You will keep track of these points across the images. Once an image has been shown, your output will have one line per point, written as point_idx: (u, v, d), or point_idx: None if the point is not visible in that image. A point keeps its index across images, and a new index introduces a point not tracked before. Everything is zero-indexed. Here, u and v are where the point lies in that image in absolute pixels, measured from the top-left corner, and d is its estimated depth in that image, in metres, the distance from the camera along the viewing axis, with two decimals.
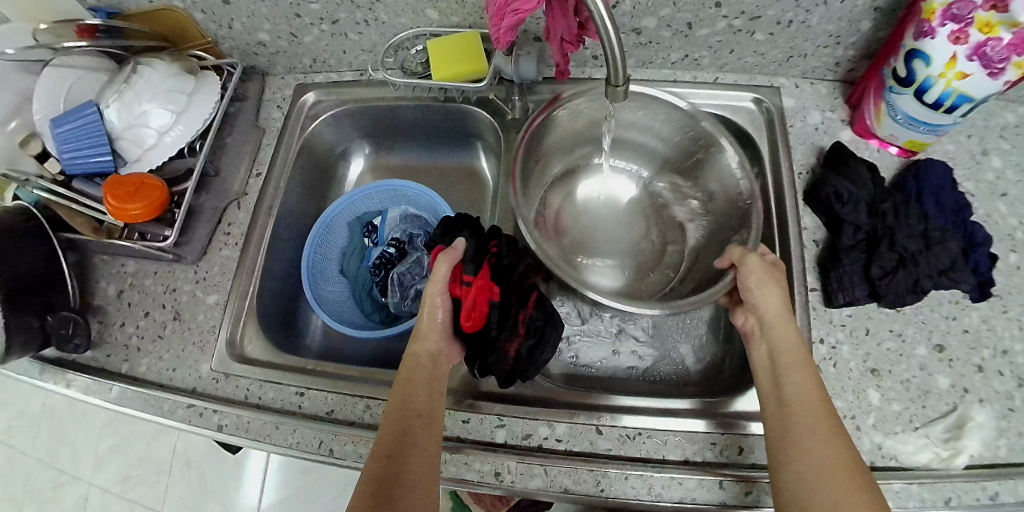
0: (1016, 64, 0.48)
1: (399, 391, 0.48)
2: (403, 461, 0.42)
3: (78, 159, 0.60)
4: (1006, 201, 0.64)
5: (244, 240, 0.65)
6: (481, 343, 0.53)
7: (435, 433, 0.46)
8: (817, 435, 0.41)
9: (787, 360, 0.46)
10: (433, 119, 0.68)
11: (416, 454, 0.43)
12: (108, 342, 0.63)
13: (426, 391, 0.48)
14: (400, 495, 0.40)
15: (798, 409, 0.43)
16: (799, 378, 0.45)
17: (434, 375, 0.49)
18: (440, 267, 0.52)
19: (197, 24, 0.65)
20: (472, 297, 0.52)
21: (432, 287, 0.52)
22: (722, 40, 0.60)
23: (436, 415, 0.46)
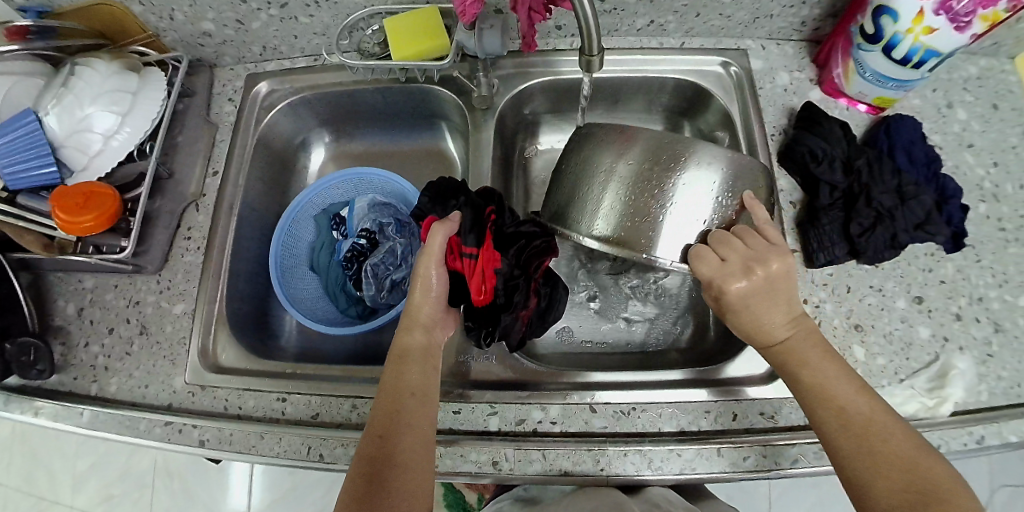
0: (982, 18, 0.48)
1: (392, 370, 0.47)
2: (396, 445, 0.41)
3: (18, 172, 0.55)
4: (973, 152, 0.65)
5: (208, 244, 0.61)
6: (485, 312, 0.52)
7: (429, 411, 0.45)
8: (855, 436, 0.39)
9: (792, 365, 0.43)
10: (393, 101, 0.66)
11: (409, 435, 0.42)
12: (73, 364, 0.60)
13: (419, 370, 0.47)
14: (391, 478, 0.39)
15: (828, 415, 0.41)
16: (817, 380, 0.42)
17: (427, 353, 0.48)
18: (436, 238, 0.50)
19: (136, 17, 0.61)
20: (477, 267, 0.51)
21: (425, 261, 0.50)
22: (688, 4, 0.58)
23: (430, 394, 0.45)
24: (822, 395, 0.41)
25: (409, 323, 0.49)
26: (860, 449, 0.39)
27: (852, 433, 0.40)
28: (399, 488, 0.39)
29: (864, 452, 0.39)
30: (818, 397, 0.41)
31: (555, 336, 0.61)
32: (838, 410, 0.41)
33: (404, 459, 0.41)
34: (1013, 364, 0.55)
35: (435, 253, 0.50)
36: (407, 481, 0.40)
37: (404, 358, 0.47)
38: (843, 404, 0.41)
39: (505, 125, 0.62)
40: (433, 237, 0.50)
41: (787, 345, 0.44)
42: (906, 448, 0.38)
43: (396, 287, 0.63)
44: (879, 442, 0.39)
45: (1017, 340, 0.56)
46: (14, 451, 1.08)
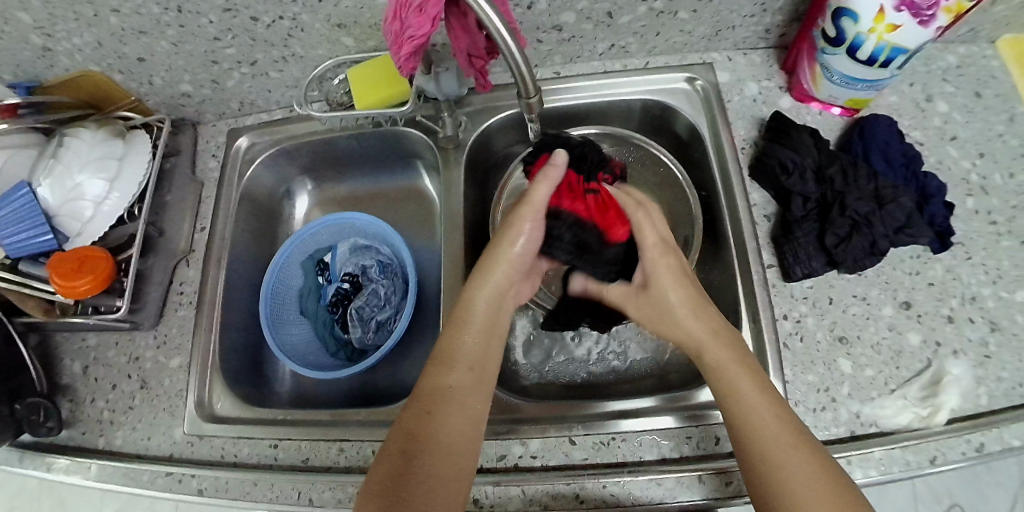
0: (946, 9, 0.46)
1: (448, 336, 0.48)
2: (440, 422, 0.42)
3: (19, 241, 0.58)
4: (957, 144, 0.64)
5: (199, 298, 0.64)
6: (592, 264, 0.55)
7: (479, 391, 0.46)
8: (766, 442, 0.40)
9: (709, 350, 0.46)
10: (369, 145, 0.67)
11: (450, 419, 0.43)
12: (81, 419, 0.63)
13: (479, 341, 0.48)
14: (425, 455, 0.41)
15: (748, 421, 0.41)
16: (735, 382, 0.43)
17: (490, 322, 0.49)
18: (540, 189, 0.50)
19: (119, 84, 0.64)
20: (601, 217, 0.54)
21: (525, 210, 0.50)
22: (646, 25, 0.58)
23: (479, 385, 0.46)
24: (737, 400, 0.43)
25: (470, 294, 0.50)
26: (771, 457, 0.39)
27: (764, 440, 0.40)
28: (430, 472, 0.40)
29: (774, 461, 0.39)
30: (732, 398, 0.43)
31: (541, 365, 0.62)
32: (752, 414, 0.42)
33: (447, 446, 0.42)
34: (1013, 363, 0.54)
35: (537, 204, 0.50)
36: (448, 465, 0.41)
37: (456, 335, 0.48)
38: (761, 406, 0.42)
39: (476, 161, 0.63)
40: (539, 189, 0.49)
41: (715, 346, 0.46)
42: (813, 456, 0.39)
43: (381, 328, 0.64)
44: (790, 453, 0.39)
45: (1016, 339, 0.54)
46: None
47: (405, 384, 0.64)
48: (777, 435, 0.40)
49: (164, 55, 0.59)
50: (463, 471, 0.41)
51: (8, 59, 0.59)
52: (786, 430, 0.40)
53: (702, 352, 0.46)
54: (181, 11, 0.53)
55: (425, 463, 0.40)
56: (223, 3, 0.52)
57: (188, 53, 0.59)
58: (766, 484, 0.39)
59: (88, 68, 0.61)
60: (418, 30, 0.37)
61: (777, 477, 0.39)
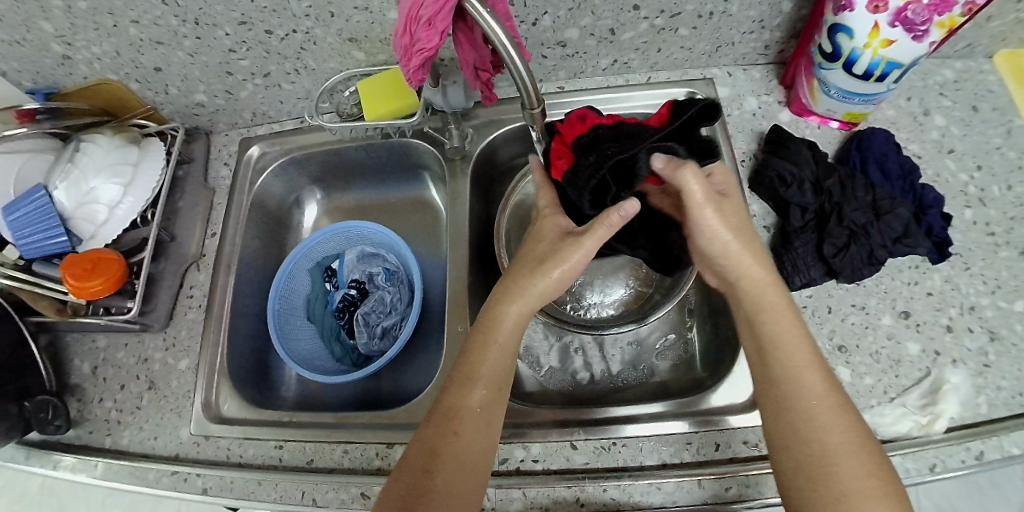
0: (938, 24, 0.48)
1: (471, 352, 0.48)
2: (461, 440, 0.43)
3: (34, 243, 0.60)
4: (954, 157, 0.65)
5: (208, 301, 0.65)
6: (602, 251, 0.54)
7: (496, 407, 0.46)
8: (819, 419, 0.41)
9: (768, 321, 0.46)
10: (377, 156, 0.69)
11: (470, 436, 0.43)
12: (88, 419, 0.63)
13: (498, 358, 0.47)
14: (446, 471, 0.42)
15: (799, 393, 0.42)
16: (793, 354, 0.44)
17: (508, 342, 0.48)
18: (597, 234, 0.47)
19: (135, 93, 0.66)
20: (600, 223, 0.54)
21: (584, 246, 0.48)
22: (647, 41, 0.60)
23: (497, 404, 0.46)
24: (792, 372, 0.43)
25: (495, 319, 0.48)
26: (821, 433, 0.40)
27: (817, 419, 0.41)
28: (448, 484, 0.41)
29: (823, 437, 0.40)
30: (791, 373, 0.43)
31: (542, 372, 0.62)
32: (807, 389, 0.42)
33: (465, 460, 0.42)
34: (1013, 373, 0.54)
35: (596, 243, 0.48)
36: (461, 478, 0.42)
37: (480, 358, 0.47)
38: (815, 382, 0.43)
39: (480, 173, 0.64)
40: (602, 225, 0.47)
41: (778, 315, 0.46)
42: (863, 440, 0.40)
43: (386, 334, 0.66)
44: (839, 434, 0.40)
45: (1015, 349, 0.55)
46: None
47: (408, 388, 0.64)
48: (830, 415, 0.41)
49: (180, 66, 0.61)
50: (476, 483, 0.42)
51: (29, 66, 0.61)
52: (839, 408, 0.41)
53: (759, 315, 0.46)
54: (198, 23, 0.55)
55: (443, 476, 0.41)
56: (239, 16, 0.54)
57: (204, 64, 0.61)
58: (806, 457, 0.40)
59: (106, 76, 0.63)
60: (427, 44, 0.39)
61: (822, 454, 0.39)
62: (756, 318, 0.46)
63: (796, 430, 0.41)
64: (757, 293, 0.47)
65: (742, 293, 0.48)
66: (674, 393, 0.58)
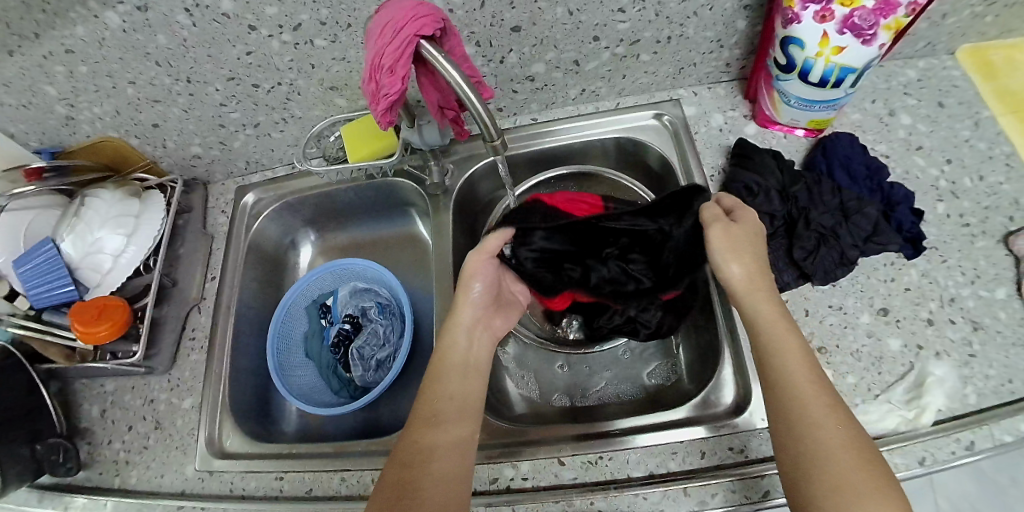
0: (886, 27, 0.50)
1: (431, 381, 0.50)
2: (432, 458, 0.45)
3: (42, 291, 0.63)
4: (922, 153, 0.66)
5: (211, 340, 0.68)
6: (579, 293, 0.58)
7: (465, 427, 0.48)
8: (814, 419, 0.42)
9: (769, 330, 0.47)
10: (365, 196, 0.73)
11: (447, 435, 0.46)
12: (97, 460, 0.66)
13: (460, 380, 0.50)
14: (422, 487, 0.43)
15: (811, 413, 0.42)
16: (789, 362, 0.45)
17: (468, 368, 0.52)
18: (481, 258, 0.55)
19: (136, 148, 0.70)
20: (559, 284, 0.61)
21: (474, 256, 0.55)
22: (611, 68, 0.63)
23: (468, 411, 0.48)
24: (799, 395, 0.43)
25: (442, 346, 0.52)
26: (831, 453, 0.40)
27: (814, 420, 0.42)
28: (433, 481, 0.43)
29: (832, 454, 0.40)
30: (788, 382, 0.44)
31: (533, 394, 0.64)
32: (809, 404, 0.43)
33: (436, 475, 0.44)
34: (999, 361, 0.55)
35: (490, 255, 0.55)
36: (439, 477, 0.43)
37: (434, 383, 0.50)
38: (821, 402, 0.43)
39: (463, 208, 0.67)
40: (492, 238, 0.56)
41: (779, 338, 0.46)
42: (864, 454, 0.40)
43: (381, 366, 0.67)
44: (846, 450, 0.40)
45: (999, 337, 0.56)
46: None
47: (405, 414, 0.66)
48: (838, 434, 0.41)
49: (177, 121, 0.65)
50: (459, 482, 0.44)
51: (35, 129, 0.65)
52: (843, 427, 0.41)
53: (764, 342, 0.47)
54: (191, 81, 0.59)
55: (427, 476, 0.43)
56: (228, 72, 0.58)
57: (198, 118, 0.65)
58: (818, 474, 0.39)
59: (108, 134, 0.67)
60: (391, 89, 0.42)
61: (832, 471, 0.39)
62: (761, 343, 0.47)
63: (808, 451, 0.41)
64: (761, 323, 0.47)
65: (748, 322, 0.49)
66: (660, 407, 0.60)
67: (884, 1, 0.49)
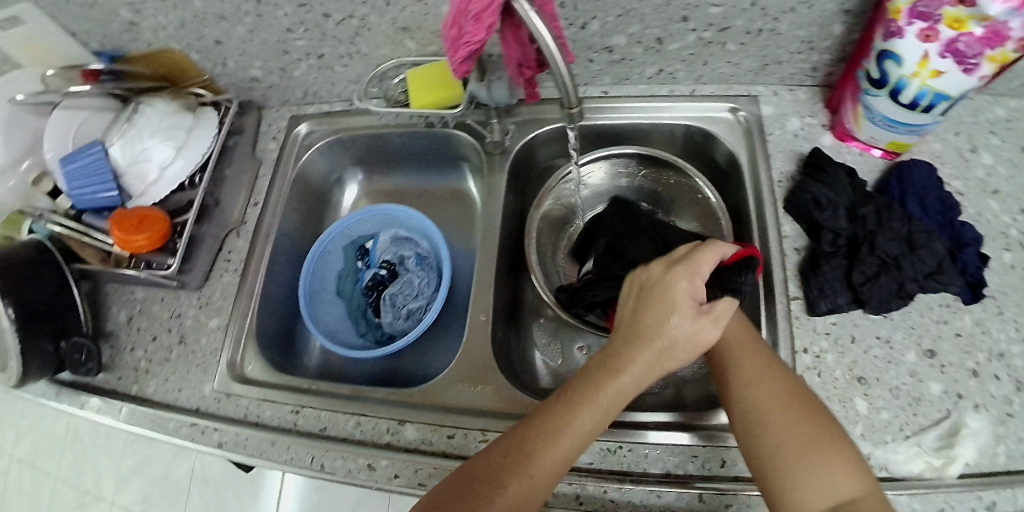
0: (990, 59, 0.46)
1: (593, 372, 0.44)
2: (540, 453, 0.40)
3: (86, 193, 0.63)
4: (998, 198, 0.62)
5: (245, 265, 0.68)
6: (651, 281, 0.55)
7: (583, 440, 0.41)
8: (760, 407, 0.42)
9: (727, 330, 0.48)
10: (420, 144, 0.71)
11: (543, 474, 0.40)
12: (118, 365, 0.67)
13: (612, 392, 0.42)
14: (507, 476, 0.39)
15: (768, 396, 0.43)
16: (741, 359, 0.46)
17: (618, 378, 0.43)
18: (678, 281, 0.45)
19: (195, 63, 0.68)
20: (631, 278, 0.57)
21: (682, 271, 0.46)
22: (694, 53, 0.60)
23: (578, 448, 0.41)
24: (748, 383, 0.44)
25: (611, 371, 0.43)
26: (771, 437, 0.41)
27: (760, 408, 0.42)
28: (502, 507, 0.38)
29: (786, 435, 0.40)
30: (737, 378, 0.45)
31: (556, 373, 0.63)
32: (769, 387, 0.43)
33: (534, 469, 0.40)
34: None
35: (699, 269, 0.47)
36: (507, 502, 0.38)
37: (597, 394, 0.42)
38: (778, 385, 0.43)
39: (517, 171, 0.66)
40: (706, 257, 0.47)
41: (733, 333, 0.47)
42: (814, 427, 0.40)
43: (411, 316, 0.67)
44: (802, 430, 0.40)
45: None
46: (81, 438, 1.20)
47: (424, 370, 0.66)
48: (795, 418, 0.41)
49: (240, 40, 0.64)
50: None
51: (96, 29, 0.64)
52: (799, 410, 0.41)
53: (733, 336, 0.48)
54: (261, 2, 0.57)
55: (500, 497, 0.38)
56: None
57: (261, 41, 0.63)
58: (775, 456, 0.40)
59: (168, 45, 0.66)
60: (474, 37, 0.40)
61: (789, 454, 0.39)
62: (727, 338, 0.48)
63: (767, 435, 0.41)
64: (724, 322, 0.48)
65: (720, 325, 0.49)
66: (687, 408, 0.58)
67: (994, 31, 0.44)
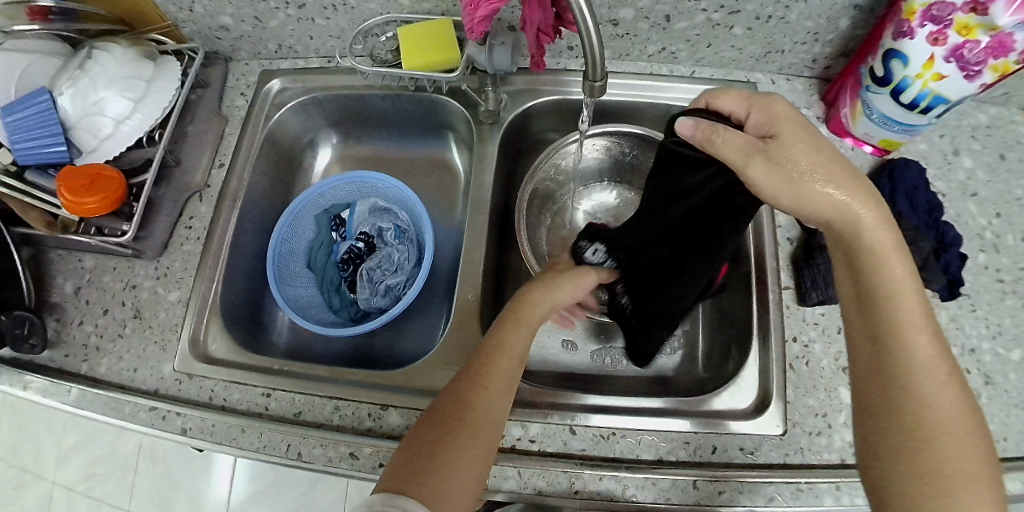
0: (992, 68, 0.48)
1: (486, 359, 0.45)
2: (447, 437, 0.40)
3: (30, 148, 0.56)
4: (976, 201, 0.64)
5: (206, 238, 0.63)
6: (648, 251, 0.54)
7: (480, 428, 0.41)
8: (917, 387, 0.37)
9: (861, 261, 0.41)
10: (403, 108, 0.68)
11: (498, 391, 0.43)
12: (65, 341, 0.60)
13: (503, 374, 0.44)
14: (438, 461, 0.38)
15: (923, 379, 0.37)
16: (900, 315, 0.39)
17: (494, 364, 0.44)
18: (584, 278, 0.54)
19: (157, 7, 0.62)
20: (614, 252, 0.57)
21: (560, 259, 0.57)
22: (700, 33, 0.60)
23: (517, 361, 0.45)
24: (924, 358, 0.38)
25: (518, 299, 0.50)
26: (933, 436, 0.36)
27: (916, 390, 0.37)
28: (459, 455, 0.39)
29: (950, 449, 0.35)
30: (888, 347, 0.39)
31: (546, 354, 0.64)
32: (912, 366, 0.38)
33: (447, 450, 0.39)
34: (1000, 417, 0.55)
35: (745, 110, 0.44)
36: (471, 451, 0.39)
37: (511, 326, 0.47)
38: (931, 363, 0.38)
39: (508, 141, 0.65)
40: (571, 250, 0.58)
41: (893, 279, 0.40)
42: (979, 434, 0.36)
43: (389, 292, 0.65)
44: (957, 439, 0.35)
45: (1007, 396, 0.56)
46: (5, 417, 1.07)
47: (402, 351, 0.64)
48: (963, 413, 0.36)
49: None
50: (483, 467, 0.40)
51: None
52: (959, 407, 0.37)
53: (859, 254, 0.41)
54: None
55: (463, 439, 0.40)
56: None
57: None
58: (913, 439, 0.36)
59: None
60: None
61: (935, 465, 0.35)
62: (857, 258, 0.41)
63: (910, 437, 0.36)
64: (783, 196, 0.40)
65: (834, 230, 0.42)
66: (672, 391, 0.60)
67: (1001, 42, 0.46)
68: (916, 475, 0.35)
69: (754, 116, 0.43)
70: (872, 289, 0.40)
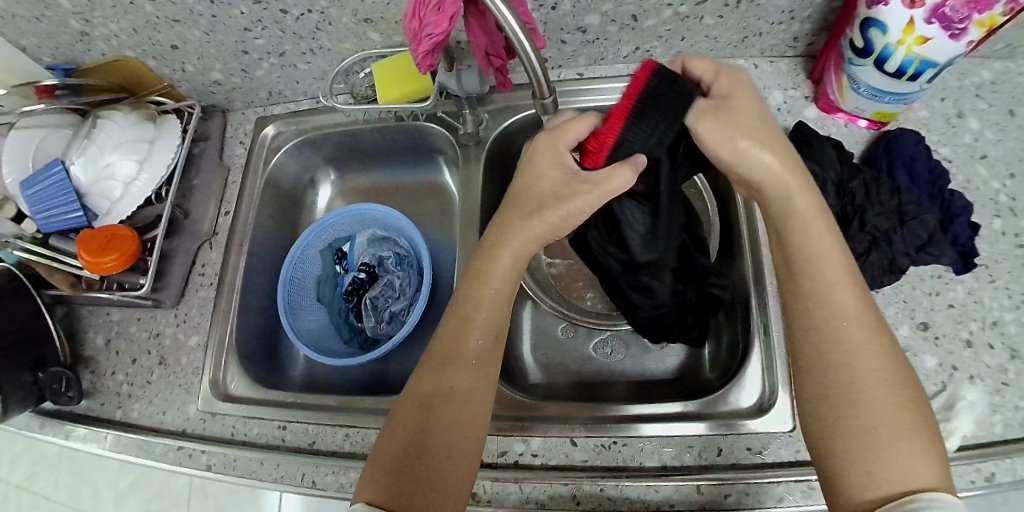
0: (978, 23, 0.46)
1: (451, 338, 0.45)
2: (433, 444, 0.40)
3: (51, 217, 0.60)
4: (986, 164, 0.61)
5: (219, 281, 0.66)
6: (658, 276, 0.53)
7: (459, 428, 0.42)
8: (843, 342, 0.38)
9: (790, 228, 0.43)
10: (392, 138, 0.71)
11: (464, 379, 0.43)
12: (101, 390, 0.65)
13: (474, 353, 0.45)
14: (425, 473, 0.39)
15: (844, 333, 0.39)
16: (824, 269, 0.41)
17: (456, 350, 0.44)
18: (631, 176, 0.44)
19: (152, 70, 0.66)
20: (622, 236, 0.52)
21: (549, 143, 0.48)
22: (671, 28, 0.60)
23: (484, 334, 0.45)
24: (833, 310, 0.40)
25: (497, 244, 0.47)
26: (858, 389, 0.37)
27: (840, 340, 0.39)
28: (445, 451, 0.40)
29: (875, 402, 0.36)
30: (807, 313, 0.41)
31: (551, 365, 0.64)
32: (842, 331, 0.39)
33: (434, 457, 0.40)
34: None
35: (711, 76, 0.46)
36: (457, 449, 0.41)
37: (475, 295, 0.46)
38: (855, 325, 0.39)
39: (495, 158, 0.67)
40: (577, 123, 0.48)
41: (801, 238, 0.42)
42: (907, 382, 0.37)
43: (394, 319, 0.67)
44: (883, 393, 0.36)
45: None
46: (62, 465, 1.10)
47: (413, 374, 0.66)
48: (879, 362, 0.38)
49: (196, 43, 0.61)
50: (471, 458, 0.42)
51: (47, 44, 0.62)
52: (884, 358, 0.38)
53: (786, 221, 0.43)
54: (214, 2, 0.55)
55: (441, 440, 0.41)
56: None
57: (220, 43, 0.61)
58: (841, 395, 0.37)
59: (124, 53, 0.63)
60: (436, 30, 0.41)
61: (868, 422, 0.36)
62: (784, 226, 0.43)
63: (833, 405, 0.37)
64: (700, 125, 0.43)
65: (768, 198, 0.44)
66: (682, 394, 0.59)
67: None
68: (856, 432, 0.36)
69: (719, 83, 0.45)
70: (796, 266, 0.42)
